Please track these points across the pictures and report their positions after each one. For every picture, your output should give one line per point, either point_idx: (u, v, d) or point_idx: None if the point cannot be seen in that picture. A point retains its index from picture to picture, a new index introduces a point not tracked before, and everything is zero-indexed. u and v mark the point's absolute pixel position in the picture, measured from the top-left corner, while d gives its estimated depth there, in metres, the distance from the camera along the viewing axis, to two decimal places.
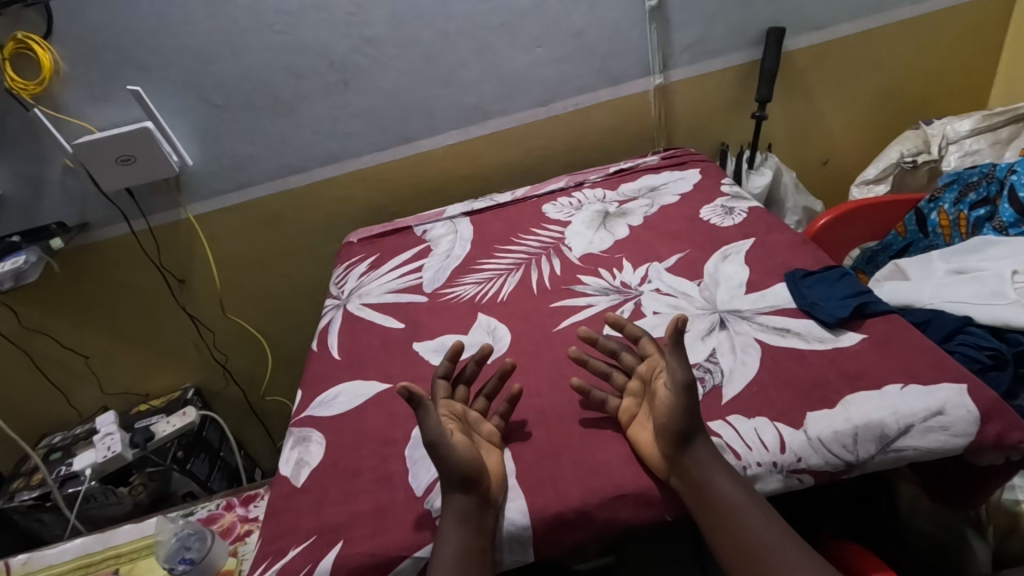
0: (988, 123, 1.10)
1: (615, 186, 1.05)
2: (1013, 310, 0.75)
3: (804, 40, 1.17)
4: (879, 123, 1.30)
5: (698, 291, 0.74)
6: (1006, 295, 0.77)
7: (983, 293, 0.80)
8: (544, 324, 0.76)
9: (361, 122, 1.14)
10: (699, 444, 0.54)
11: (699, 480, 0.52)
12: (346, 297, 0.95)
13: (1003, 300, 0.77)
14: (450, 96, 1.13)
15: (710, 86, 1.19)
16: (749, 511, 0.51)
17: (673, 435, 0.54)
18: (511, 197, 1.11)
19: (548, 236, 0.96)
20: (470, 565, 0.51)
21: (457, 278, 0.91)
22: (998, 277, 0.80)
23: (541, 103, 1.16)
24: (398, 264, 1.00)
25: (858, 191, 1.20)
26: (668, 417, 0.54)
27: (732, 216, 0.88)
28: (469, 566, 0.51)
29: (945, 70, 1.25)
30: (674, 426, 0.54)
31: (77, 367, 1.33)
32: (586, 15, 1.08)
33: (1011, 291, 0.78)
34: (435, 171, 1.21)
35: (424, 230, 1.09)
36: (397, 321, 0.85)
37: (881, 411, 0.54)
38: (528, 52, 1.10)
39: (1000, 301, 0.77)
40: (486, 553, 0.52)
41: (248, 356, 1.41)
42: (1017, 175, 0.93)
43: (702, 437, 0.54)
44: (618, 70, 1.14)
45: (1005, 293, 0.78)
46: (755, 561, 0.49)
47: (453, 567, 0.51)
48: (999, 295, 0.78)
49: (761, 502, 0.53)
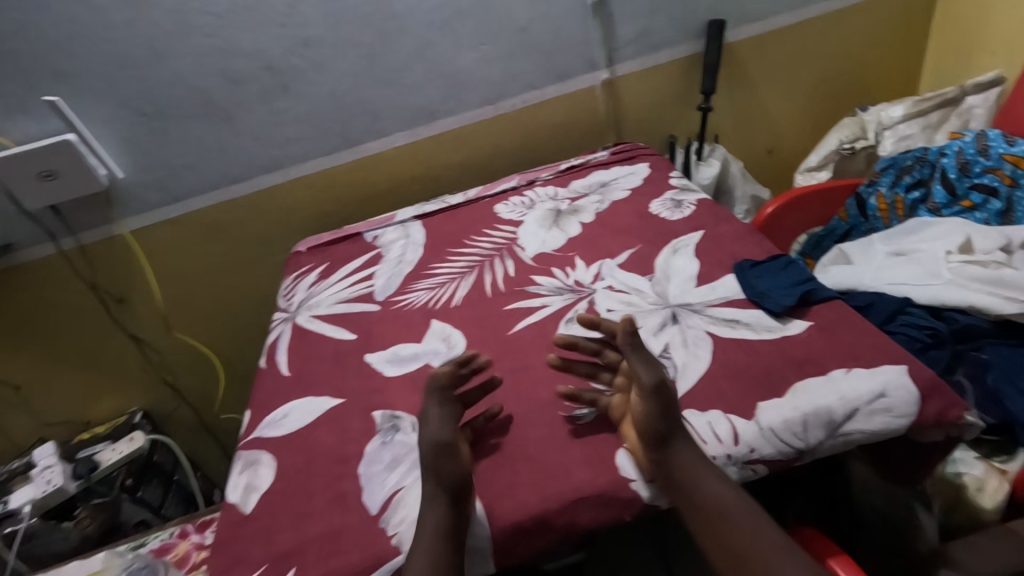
0: (919, 108, 1.14)
1: (567, 183, 1.05)
2: (949, 289, 0.78)
3: (744, 31, 1.18)
4: (818, 111, 1.33)
5: (650, 286, 0.74)
6: (943, 273, 0.80)
7: (921, 273, 0.82)
8: (498, 327, 0.75)
9: (303, 126, 1.10)
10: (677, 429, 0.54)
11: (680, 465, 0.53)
12: (295, 310, 0.92)
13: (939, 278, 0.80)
14: (395, 97, 1.10)
15: (655, 79, 1.19)
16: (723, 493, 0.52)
17: (649, 440, 0.53)
18: (464, 198, 1.10)
19: (501, 236, 0.95)
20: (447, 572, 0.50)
21: (410, 284, 0.89)
22: (936, 256, 0.83)
23: (489, 101, 1.15)
24: (349, 272, 0.97)
25: (802, 178, 1.23)
26: (644, 420, 0.54)
27: (681, 209, 0.89)
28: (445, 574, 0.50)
29: (877, 58, 1.29)
30: (652, 429, 0.53)
31: (9, 397, 1.25)
32: (528, 11, 1.07)
33: (946, 270, 0.80)
34: (385, 174, 1.18)
35: (375, 236, 1.06)
36: (348, 333, 0.82)
37: (828, 397, 0.55)
38: (472, 51, 1.09)
39: (936, 280, 0.80)
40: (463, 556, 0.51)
41: (199, 375, 1.35)
42: (947, 157, 0.98)
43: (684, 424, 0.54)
44: (564, 66, 1.14)
45: (942, 272, 0.80)
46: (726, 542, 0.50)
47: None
48: (936, 274, 0.80)
49: (733, 486, 0.53)
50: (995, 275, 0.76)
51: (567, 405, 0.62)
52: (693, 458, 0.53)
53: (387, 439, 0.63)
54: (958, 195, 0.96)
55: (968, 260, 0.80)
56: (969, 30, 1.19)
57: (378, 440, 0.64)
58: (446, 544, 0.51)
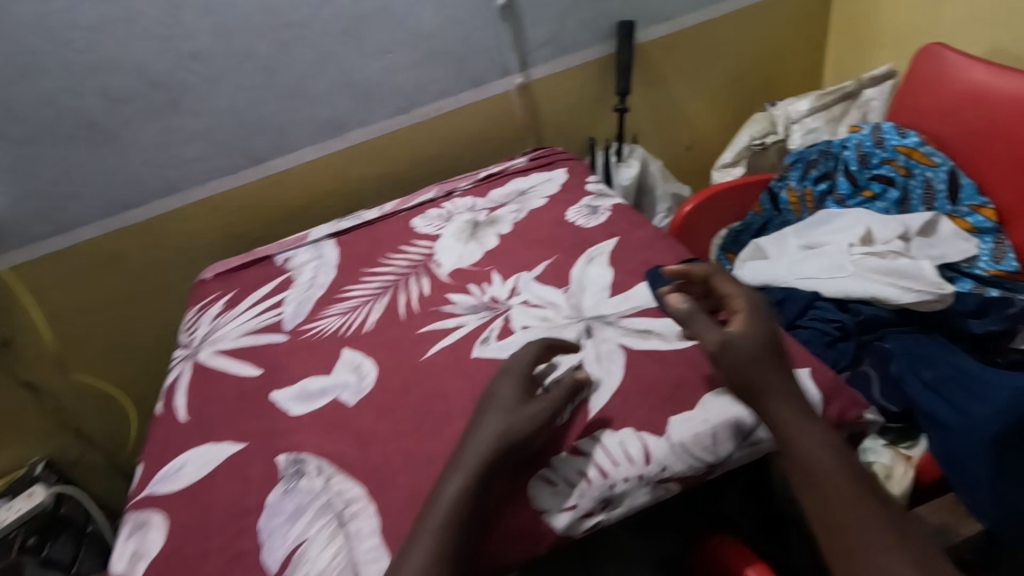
0: (822, 102, 1.18)
1: (485, 192, 1.02)
2: (852, 282, 0.79)
3: (653, 32, 1.19)
4: (731, 108, 1.36)
5: (565, 299, 0.73)
6: (846, 265, 0.81)
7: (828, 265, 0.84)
8: (412, 353, 0.71)
9: (200, 145, 1.03)
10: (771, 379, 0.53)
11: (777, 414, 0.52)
12: (197, 345, 0.85)
13: (844, 270, 0.81)
14: (299, 110, 1.05)
15: (570, 81, 1.18)
16: (813, 445, 0.50)
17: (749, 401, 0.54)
18: (380, 212, 1.05)
19: (417, 253, 0.91)
20: (460, 526, 0.48)
21: (321, 310, 0.84)
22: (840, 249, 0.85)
23: (401, 110, 1.10)
24: (256, 300, 0.91)
25: (718, 175, 1.25)
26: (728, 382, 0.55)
27: (597, 216, 0.88)
28: (457, 542, 0.48)
29: (782, 54, 1.33)
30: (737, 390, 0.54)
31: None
32: (434, 16, 1.03)
33: (849, 261, 0.82)
34: (297, 191, 1.12)
35: (286, 258, 1.00)
36: (253, 368, 0.77)
37: (735, 406, 0.55)
38: (379, 59, 1.04)
39: (841, 272, 0.81)
40: (480, 506, 0.50)
41: (107, 416, 1.24)
42: (848, 150, 1.02)
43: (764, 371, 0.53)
44: (476, 71, 1.11)
45: (845, 264, 0.82)
46: (816, 501, 0.48)
47: (440, 524, 0.48)
48: (840, 266, 0.82)
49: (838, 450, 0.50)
50: (893, 265, 0.78)
51: None
52: (794, 410, 0.52)
53: (290, 486, 0.59)
54: (860, 185, 1.00)
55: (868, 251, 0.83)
56: (863, 26, 1.25)
57: (280, 488, 0.59)
58: (468, 493, 0.50)
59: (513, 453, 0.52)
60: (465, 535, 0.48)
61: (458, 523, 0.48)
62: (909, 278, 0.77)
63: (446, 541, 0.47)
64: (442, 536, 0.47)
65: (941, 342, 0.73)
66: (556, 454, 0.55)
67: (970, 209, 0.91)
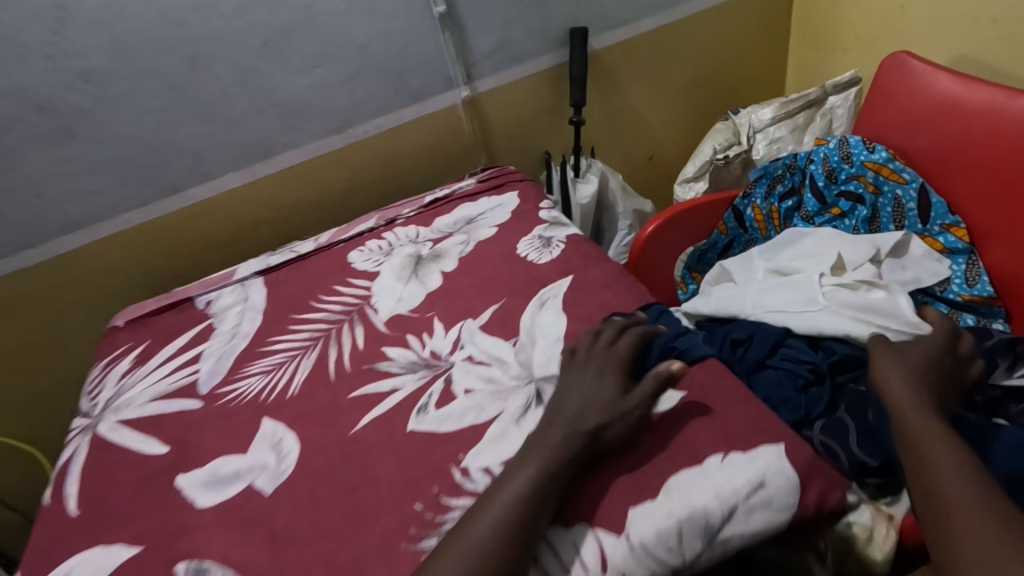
0: (786, 110, 1.12)
1: (430, 220, 0.93)
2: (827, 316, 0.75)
3: (608, 38, 1.11)
4: (693, 115, 1.30)
5: (513, 354, 0.65)
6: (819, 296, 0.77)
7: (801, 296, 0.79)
8: (339, 424, 0.63)
9: (104, 175, 0.91)
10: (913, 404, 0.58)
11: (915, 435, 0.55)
12: (99, 414, 0.74)
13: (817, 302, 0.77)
14: (218, 133, 0.93)
15: (521, 93, 1.10)
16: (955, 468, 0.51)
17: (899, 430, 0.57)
18: (315, 244, 0.95)
19: (353, 295, 0.82)
20: (540, 498, 0.46)
21: (242, 368, 0.75)
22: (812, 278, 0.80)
23: (336, 130, 1.00)
24: (170, 355, 0.80)
25: (680, 190, 1.17)
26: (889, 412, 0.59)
27: (549, 250, 0.80)
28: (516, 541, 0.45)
29: (744, 58, 1.27)
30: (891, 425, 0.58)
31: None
32: (366, 27, 0.93)
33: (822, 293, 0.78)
34: (222, 220, 1.01)
35: (208, 301, 0.90)
36: (159, 445, 0.67)
37: (703, 494, 0.48)
38: (306, 75, 0.94)
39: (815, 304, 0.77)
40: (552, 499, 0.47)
41: (18, 474, 1.11)
42: (814, 164, 0.96)
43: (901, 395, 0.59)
44: (417, 85, 1.01)
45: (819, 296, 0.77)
46: (952, 526, 0.48)
47: (518, 495, 0.47)
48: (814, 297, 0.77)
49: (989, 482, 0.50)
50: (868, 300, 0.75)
51: (412, 533, 0.51)
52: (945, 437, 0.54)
53: None
54: (827, 202, 0.95)
55: (840, 283, 0.78)
56: (825, 30, 1.19)
57: None
58: (542, 482, 0.47)
59: (595, 441, 0.50)
60: (536, 519, 0.46)
61: (533, 502, 0.46)
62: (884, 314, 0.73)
63: (522, 512, 0.46)
64: (517, 509, 0.46)
65: None
66: None
67: (942, 228, 0.86)
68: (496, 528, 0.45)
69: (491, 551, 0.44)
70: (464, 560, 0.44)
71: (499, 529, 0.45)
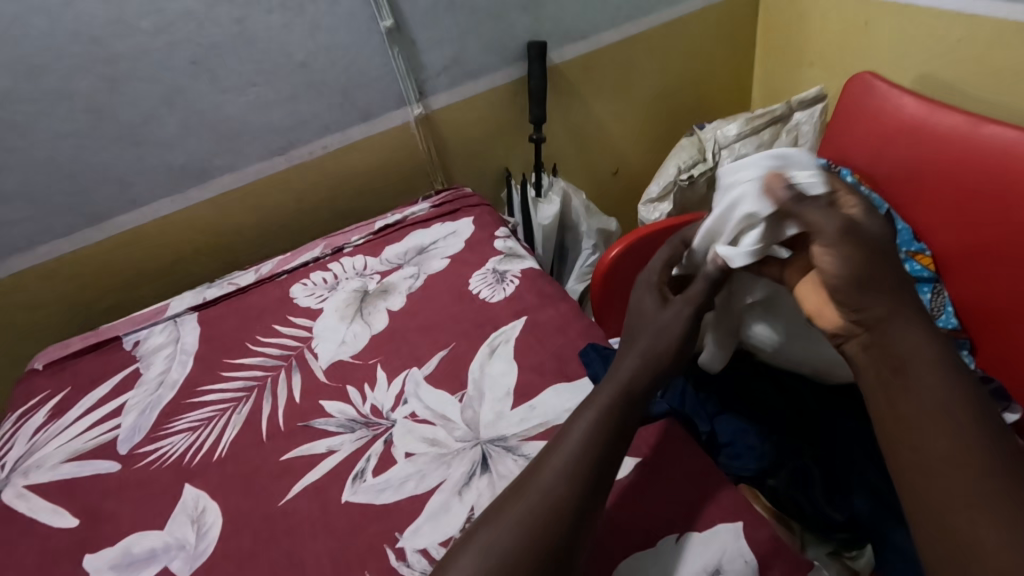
0: (751, 126, 1.09)
1: (379, 250, 0.88)
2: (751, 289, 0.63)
3: (568, 51, 1.06)
4: (658, 130, 1.26)
5: (459, 411, 0.60)
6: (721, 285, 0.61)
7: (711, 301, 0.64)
8: (269, 493, 0.57)
9: (17, 204, 0.83)
10: (910, 331, 0.46)
11: (907, 384, 0.44)
12: (6, 476, 0.67)
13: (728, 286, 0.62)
14: (146, 158, 0.86)
15: (478, 108, 1.04)
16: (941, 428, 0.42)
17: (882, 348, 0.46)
18: (256, 276, 0.89)
19: (293, 336, 0.76)
20: (614, 426, 0.48)
21: (167, 422, 0.68)
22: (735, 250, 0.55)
23: (278, 151, 0.94)
24: (90, 406, 0.74)
25: (645, 210, 1.12)
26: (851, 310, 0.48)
27: (503, 286, 0.75)
28: (578, 485, 0.44)
29: (709, 70, 1.24)
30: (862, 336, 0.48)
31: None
32: (307, 43, 0.87)
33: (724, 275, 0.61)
34: (156, 249, 0.94)
35: (136, 340, 0.83)
36: (69, 515, 0.60)
37: None
38: (243, 94, 0.87)
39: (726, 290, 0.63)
40: (621, 436, 0.48)
41: None
42: None
43: (908, 334, 0.46)
44: (366, 102, 0.95)
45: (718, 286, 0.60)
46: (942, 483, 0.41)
47: (582, 440, 0.47)
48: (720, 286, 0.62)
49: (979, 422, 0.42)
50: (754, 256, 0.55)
51: None
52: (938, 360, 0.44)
53: None
54: None
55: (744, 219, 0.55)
56: (790, 43, 1.17)
57: None
58: (609, 418, 0.48)
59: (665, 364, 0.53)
60: (603, 460, 0.46)
61: (598, 443, 0.46)
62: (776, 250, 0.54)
63: (592, 451, 0.46)
64: (580, 455, 0.46)
65: None
66: None
67: (908, 256, 0.82)
68: (564, 468, 0.45)
69: (562, 498, 0.43)
70: (527, 510, 0.43)
71: (566, 476, 0.45)
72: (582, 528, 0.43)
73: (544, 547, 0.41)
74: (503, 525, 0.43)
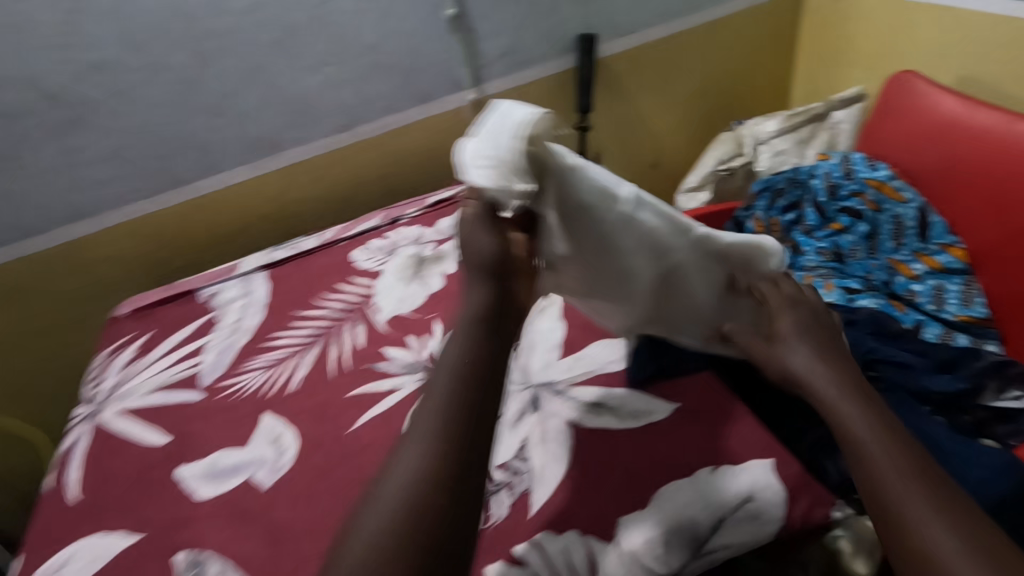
0: (790, 123, 1.13)
1: (434, 222, 0.94)
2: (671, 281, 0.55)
3: (617, 45, 1.11)
4: (698, 125, 1.31)
5: (512, 359, 0.65)
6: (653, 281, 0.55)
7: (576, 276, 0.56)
8: (340, 422, 0.64)
9: (112, 165, 0.91)
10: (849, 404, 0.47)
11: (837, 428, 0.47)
12: (100, 403, 0.75)
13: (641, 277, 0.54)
14: (226, 128, 0.94)
15: (528, 96, 1.10)
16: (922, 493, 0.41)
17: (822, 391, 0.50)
18: (318, 241, 0.96)
19: (354, 293, 0.83)
20: (475, 369, 0.48)
21: (243, 362, 0.76)
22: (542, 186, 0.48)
23: (343, 128, 1.01)
24: (172, 347, 0.81)
25: (683, 199, 1.16)
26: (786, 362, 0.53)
27: None
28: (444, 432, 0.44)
29: (750, 69, 1.28)
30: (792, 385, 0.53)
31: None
32: (378, 27, 0.94)
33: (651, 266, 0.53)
34: (227, 214, 1.02)
35: (210, 294, 0.90)
36: (159, 435, 0.68)
37: (693, 506, 0.49)
38: (316, 73, 0.94)
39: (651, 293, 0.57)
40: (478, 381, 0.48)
41: (20, 459, 1.13)
42: (816, 180, 0.97)
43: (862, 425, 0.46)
44: (425, 85, 1.02)
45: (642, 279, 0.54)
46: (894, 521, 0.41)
47: (438, 406, 0.46)
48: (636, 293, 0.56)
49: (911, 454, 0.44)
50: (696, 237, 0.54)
51: None
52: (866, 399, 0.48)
53: None
54: (828, 217, 0.95)
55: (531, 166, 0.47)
56: (832, 45, 1.20)
57: None
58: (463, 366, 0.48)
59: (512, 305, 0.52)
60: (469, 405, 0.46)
61: (458, 390, 0.46)
62: (644, 212, 0.50)
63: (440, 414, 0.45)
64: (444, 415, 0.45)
65: (908, 401, 0.67)
66: (490, 563, 0.48)
67: (939, 248, 0.88)
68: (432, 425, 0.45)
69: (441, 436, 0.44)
70: (399, 489, 0.42)
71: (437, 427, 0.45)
72: (474, 466, 0.44)
73: (421, 516, 0.41)
74: (379, 502, 0.42)
